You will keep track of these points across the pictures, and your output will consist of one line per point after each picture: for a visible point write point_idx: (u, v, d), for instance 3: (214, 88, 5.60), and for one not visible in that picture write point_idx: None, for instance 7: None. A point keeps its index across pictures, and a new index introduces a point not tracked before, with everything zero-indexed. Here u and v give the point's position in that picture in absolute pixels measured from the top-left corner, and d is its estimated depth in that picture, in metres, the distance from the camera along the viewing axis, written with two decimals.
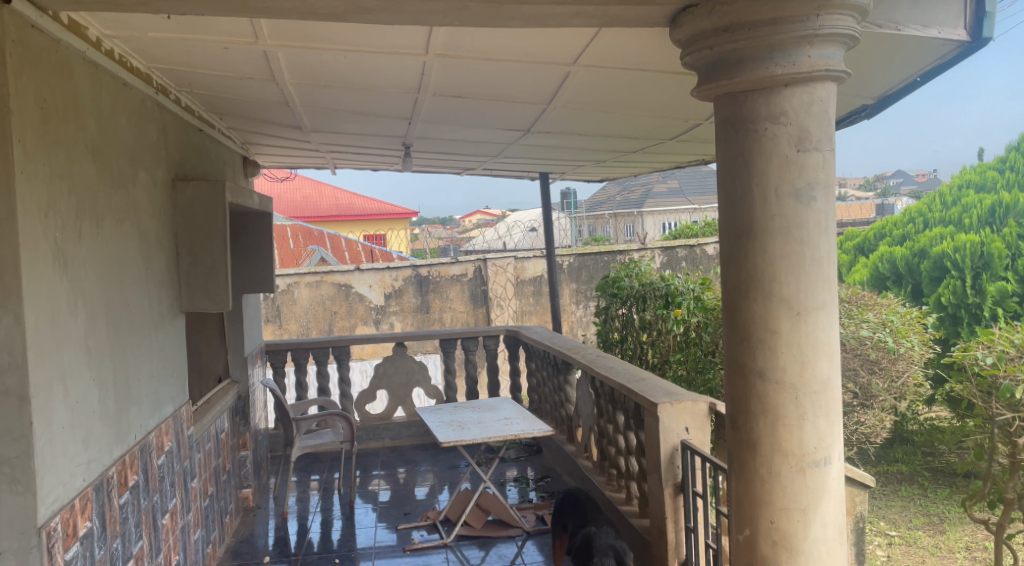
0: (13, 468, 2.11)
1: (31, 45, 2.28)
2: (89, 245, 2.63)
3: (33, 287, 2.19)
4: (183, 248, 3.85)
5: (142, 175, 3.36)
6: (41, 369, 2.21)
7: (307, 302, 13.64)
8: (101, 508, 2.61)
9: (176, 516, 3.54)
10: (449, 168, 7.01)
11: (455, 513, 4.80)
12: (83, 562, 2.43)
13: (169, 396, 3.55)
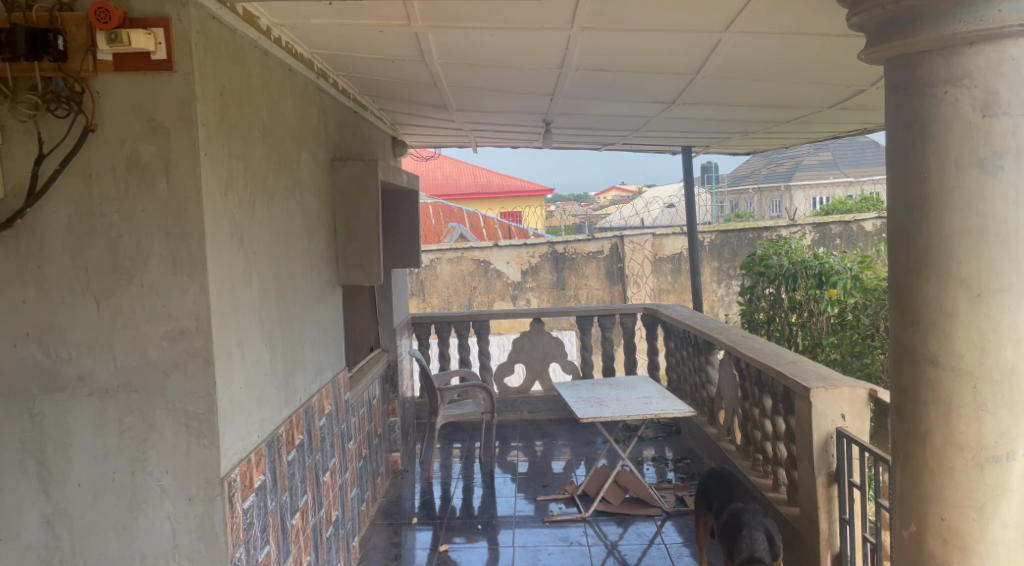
0: (200, 422, 2.33)
1: (213, 36, 2.46)
2: (261, 221, 2.83)
3: (216, 260, 2.38)
4: (340, 223, 4.06)
5: (305, 155, 3.57)
6: (222, 335, 2.41)
7: (448, 277, 14.16)
8: (273, 463, 2.83)
9: (335, 475, 3.79)
10: (589, 144, 6.96)
11: (593, 489, 4.83)
12: (258, 512, 2.65)
13: (329, 362, 3.78)
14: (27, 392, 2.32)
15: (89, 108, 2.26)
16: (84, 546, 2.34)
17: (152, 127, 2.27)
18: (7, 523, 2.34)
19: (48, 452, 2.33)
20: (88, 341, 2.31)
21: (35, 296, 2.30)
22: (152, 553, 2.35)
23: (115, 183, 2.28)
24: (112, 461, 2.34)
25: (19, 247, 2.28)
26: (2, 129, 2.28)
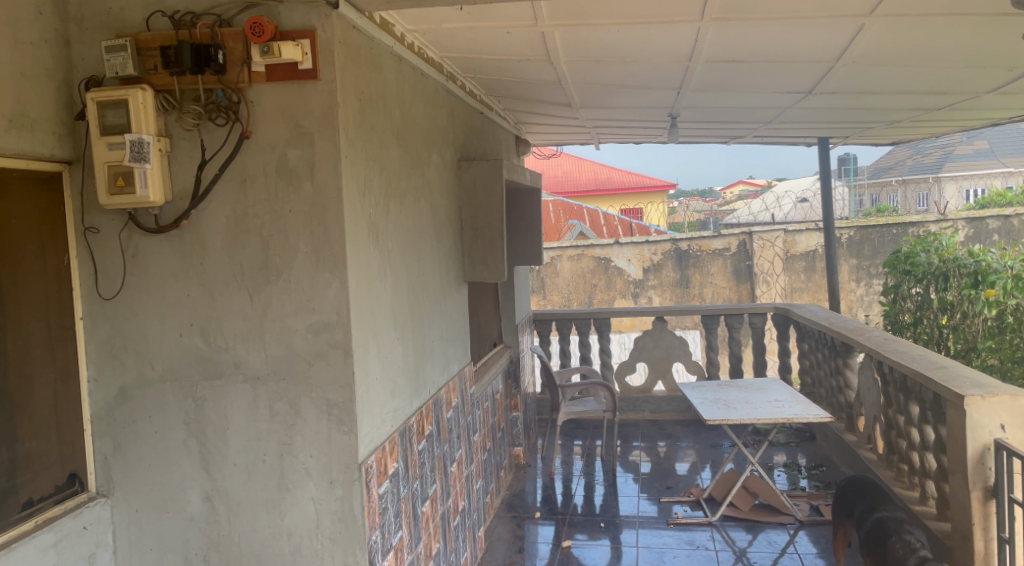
0: (341, 410, 2.46)
1: (353, 45, 2.59)
2: (395, 220, 2.95)
3: (355, 257, 2.51)
4: (466, 222, 4.16)
5: (435, 156, 3.68)
6: (361, 328, 2.53)
7: (569, 274, 14.38)
8: (405, 451, 2.94)
9: (461, 466, 3.89)
10: (717, 138, 6.78)
11: (720, 493, 4.71)
12: (392, 498, 2.77)
13: (456, 356, 3.89)
14: (190, 378, 2.53)
15: (244, 117, 2.43)
16: (239, 521, 2.53)
17: (299, 133, 2.41)
18: (174, 497, 2.56)
19: (207, 433, 2.53)
20: (242, 332, 2.50)
21: (198, 291, 2.50)
22: (298, 531, 2.50)
23: (267, 186, 2.45)
24: (263, 443, 2.51)
25: (184, 246, 2.49)
26: (169, 138, 2.46)
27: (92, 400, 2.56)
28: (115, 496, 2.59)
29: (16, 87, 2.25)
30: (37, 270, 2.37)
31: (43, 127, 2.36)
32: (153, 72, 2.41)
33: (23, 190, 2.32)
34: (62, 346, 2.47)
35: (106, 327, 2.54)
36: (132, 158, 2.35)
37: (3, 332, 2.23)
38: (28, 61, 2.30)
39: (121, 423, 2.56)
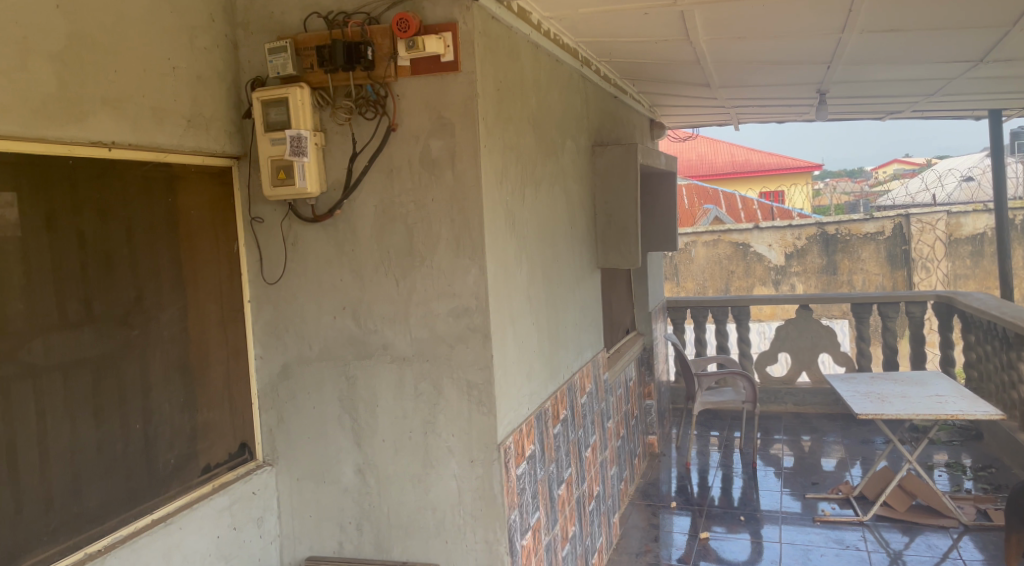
0: (480, 392, 2.54)
1: (492, 35, 2.64)
2: (531, 206, 2.99)
3: (494, 243, 2.57)
4: (599, 208, 4.15)
5: (569, 142, 3.69)
6: (499, 313, 2.60)
7: (704, 261, 14.08)
8: (541, 434, 2.99)
9: (596, 452, 3.90)
10: (869, 114, 6.36)
11: (873, 491, 4.45)
12: (530, 479, 2.83)
13: (589, 342, 3.90)
14: (343, 357, 2.69)
15: (391, 110, 2.54)
16: (387, 493, 2.67)
17: (441, 124, 2.50)
18: (329, 468, 2.74)
19: (359, 410, 2.68)
20: (389, 315, 2.62)
21: (350, 276, 2.65)
22: (442, 506, 2.61)
23: (411, 176, 2.55)
24: (408, 421, 2.63)
25: (337, 234, 2.64)
26: (324, 132, 2.62)
27: (259, 376, 2.78)
28: (279, 465, 2.80)
29: (193, 89, 2.46)
30: (211, 257, 2.59)
31: (216, 125, 2.56)
32: (310, 70, 2.57)
33: (200, 183, 2.54)
34: (233, 326, 2.69)
35: (269, 309, 2.75)
36: (291, 152, 2.51)
37: (185, 313, 2.47)
38: (203, 64, 2.51)
39: (283, 397, 2.77)
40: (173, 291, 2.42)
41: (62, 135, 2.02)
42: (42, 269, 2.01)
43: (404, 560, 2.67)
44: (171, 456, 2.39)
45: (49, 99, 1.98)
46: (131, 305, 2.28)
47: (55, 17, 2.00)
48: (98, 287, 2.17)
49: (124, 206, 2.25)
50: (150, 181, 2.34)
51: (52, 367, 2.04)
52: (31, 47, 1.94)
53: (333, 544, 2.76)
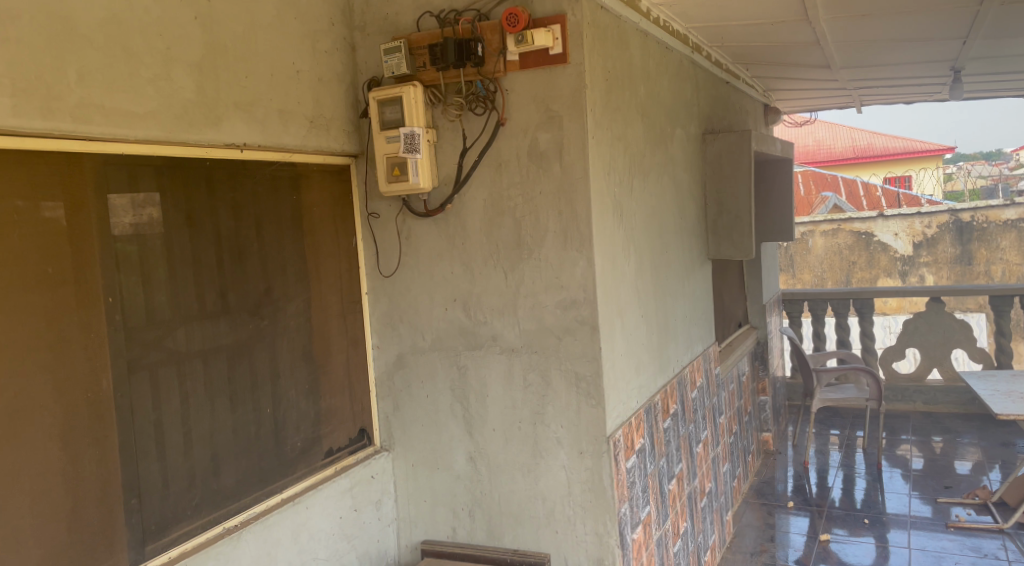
0: (588, 384, 2.54)
1: (601, 25, 2.62)
2: (639, 198, 2.96)
3: (602, 236, 2.57)
4: (710, 198, 4.05)
5: (679, 131, 3.62)
6: (607, 305, 2.59)
7: (823, 251, 13.52)
8: (651, 428, 2.96)
9: (708, 447, 3.82)
10: (1010, 91, 5.90)
11: (1014, 498, 4.14)
12: (640, 473, 2.80)
13: (700, 335, 3.82)
14: (454, 347, 2.76)
15: (500, 104, 2.58)
16: (498, 482, 2.73)
17: (549, 117, 2.51)
18: (442, 455, 2.82)
19: (470, 399, 2.75)
20: (498, 307, 2.66)
21: (461, 268, 2.71)
22: (551, 496, 2.63)
23: (519, 169, 2.58)
24: (518, 411, 2.67)
25: (448, 227, 2.71)
26: (436, 129, 2.68)
27: (376, 365, 2.89)
28: (395, 451, 2.90)
29: (314, 91, 2.58)
30: (332, 251, 2.71)
31: (335, 125, 2.68)
32: (422, 68, 2.64)
33: (320, 181, 2.66)
34: (352, 316, 2.81)
35: (385, 301, 2.85)
36: (405, 149, 2.58)
37: (308, 305, 2.60)
38: (323, 67, 2.63)
39: (399, 386, 2.87)
40: (298, 284, 2.56)
41: (202, 137, 2.16)
42: (185, 262, 2.16)
43: (514, 548, 2.72)
44: (298, 440, 2.53)
45: (190, 104, 2.13)
46: (261, 297, 2.42)
47: (193, 28, 2.15)
48: (232, 280, 2.32)
49: (254, 204, 2.39)
50: (277, 180, 2.48)
51: (195, 354, 2.19)
52: (173, 56, 2.08)
53: (446, 529, 2.84)
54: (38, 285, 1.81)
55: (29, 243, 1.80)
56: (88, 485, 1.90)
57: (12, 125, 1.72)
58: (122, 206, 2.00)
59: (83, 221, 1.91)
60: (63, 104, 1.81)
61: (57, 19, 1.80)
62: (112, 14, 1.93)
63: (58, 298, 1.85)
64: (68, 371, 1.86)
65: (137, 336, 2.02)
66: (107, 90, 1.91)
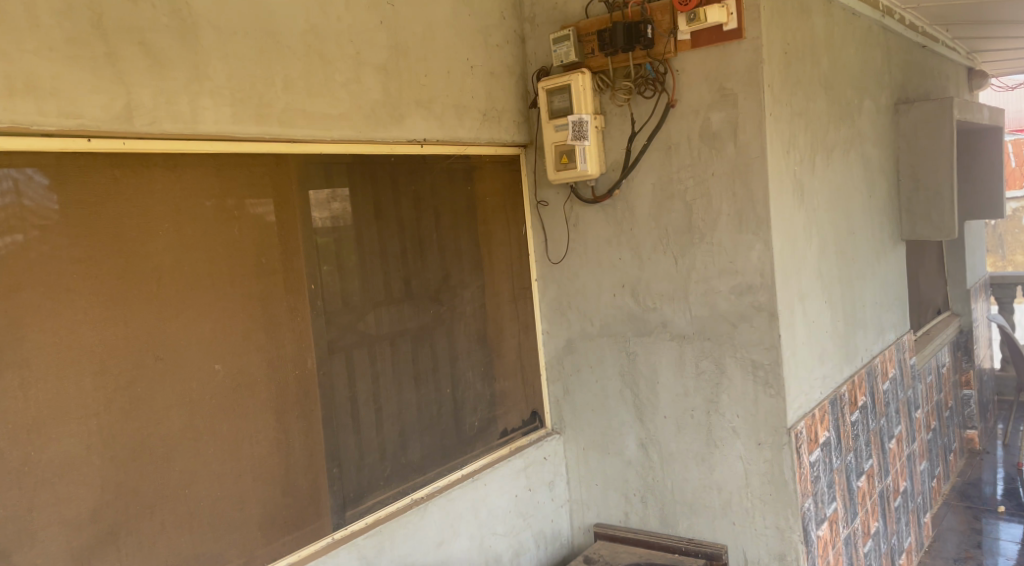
0: (767, 372, 2.44)
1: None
2: (822, 176, 2.79)
3: (781, 218, 2.45)
4: (904, 173, 3.74)
5: (867, 102, 3.37)
6: (787, 290, 2.47)
7: None
8: (836, 421, 2.79)
9: (902, 443, 3.55)
10: None
11: None
12: (824, 467, 2.65)
13: (892, 322, 3.55)
14: (624, 334, 2.74)
15: (671, 86, 2.52)
16: (672, 469, 2.69)
17: (723, 95, 2.42)
18: (614, 440, 2.82)
19: (640, 386, 2.73)
20: (668, 292, 2.62)
21: (629, 254, 2.69)
22: (728, 487, 2.56)
23: (691, 151, 2.51)
24: (690, 399, 2.62)
25: (617, 213, 2.70)
26: (604, 114, 2.68)
27: (547, 349, 2.95)
28: (566, 434, 2.95)
29: (487, 84, 2.66)
30: (503, 239, 2.79)
31: (506, 116, 2.74)
32: (591, 55, 2.63)
33: (492, 172, 2.74)
34: (524, 302, 2.88)
35: (555, 287, 2.90)
36: (573, 137, 2.59)
37: (482, 291, 2.69)
38: (495, 60, 2.70)
39: (569, 370, 2.90)
40: (473, 271, 2.66)
41: (386, 135, 2.30)
42: (373, 252, 2.31)
43: (690, 537, 2.67)
44: (475, 419, 2.64)
45: (376, 104, 2.27)
46: (440, 284, 2.54)
47: (379, 32, 2.28)
48: (414, 268, 2.45)
49: (431, 195, 2.51)
50: (453, 172, 2.59)
51: (383, 336, 2.33)
52: (362, 60, 2.23)
53: (618, 514, 2.84)
54: (253, 273, 2.00)
55: (246, 236, 1.99)
56: (296, 454, 2.08)
57: (232, 131, 1.90)
58: (319, 201, 2.17)
59: (289, 215, 2.09)
60: (271, 110, 1.99)
61: (266, 33, 1.98)
62: (310, 25, 2.09)
63: (270, 285, 2.03)
64: (279, 351, 2.05)
65: (335, 320, 2.19)
66: (308, 95, 2.08)
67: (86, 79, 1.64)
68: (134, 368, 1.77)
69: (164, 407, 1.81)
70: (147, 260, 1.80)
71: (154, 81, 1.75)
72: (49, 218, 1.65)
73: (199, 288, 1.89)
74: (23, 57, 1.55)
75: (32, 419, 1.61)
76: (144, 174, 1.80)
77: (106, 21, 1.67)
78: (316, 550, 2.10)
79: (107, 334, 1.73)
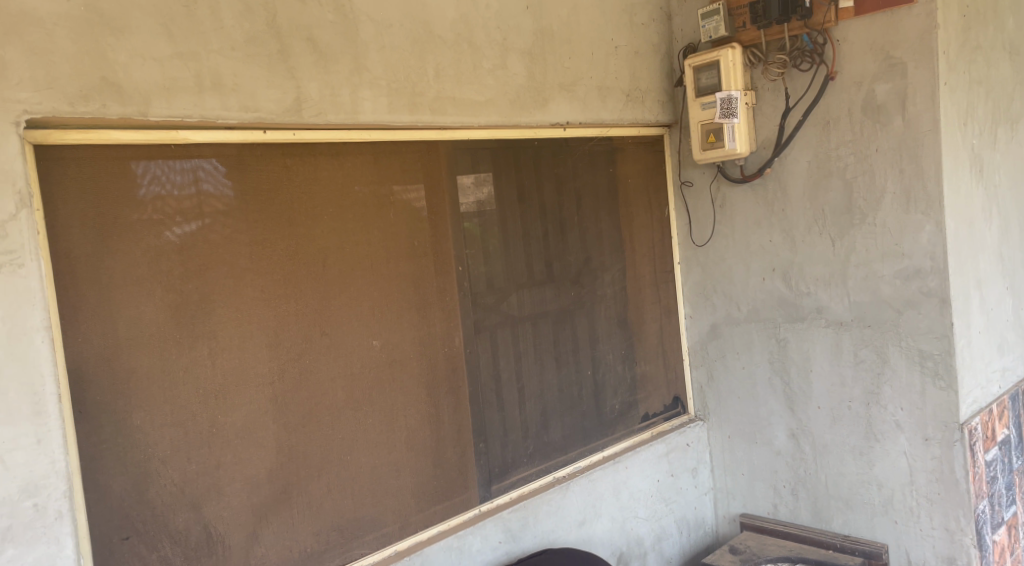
0: (936, 363, 2.27)
1: None
2: (1004, 151, 2.55)
3: (956, 196, 2.26)
4: None
5: None
6: (962, 274, 2.28)
7: None
8: (1017, 418, 2.56)
9: None
10: None
11: None
12: (1003, 468, 2.44)
13: None
14: (774, 319, 2.63)
15: (830, 57, 2.38)
16: (826, 462, 2.57)
17: (891, 65, 2.26)
18: (762, 430, 2.73)
19: (792, 374, 2.61)
20: (824, 277, 2.49)
21: (780, 236, 2.58)
22: (890, 483, 2.42)
23: (852, 126, 2.37)
24: (848, 389, 2.48)
25: (768, 193, 2.59)
26: (755, 91, 2.57)
27: (690, 334, 2.88)
28: (710, 421, 2.88)
29: (632, 64, 2.62)
30: (645, 222, 2.75)
31: (651, 96, 2.69)
32: (742, 29, 2.52)
33: (635, 153, 2.71)
34: (666, 286, 2.83)
35: (699, 270, 2.82)
36: (722, 115, 2.50)
37: (624, 274, 2.67)
38: (640, 40, 2.65)
39: (714, 356, 2.83)
40: (615, 254, 2.64)
41: (531, 119, 2.32)
42: (517, 235, 2.35)
43: (846, 534, 2.54)
44: (616, 402, 2.64)
45: (522, 89, 2.29)
46: (582, 267, 2.54)
47: (525, 17, 2.30)
48: (556, 250, 2.47)
49: (573, 178, 2.52)
50: (594, 154, 2.58)
51: (526, 318, 2.37)
52: (509, 45, 2.26)
53: (767, 505, 2.75)
54: (406, 255, 2.08)
55: (399, 219, 2.07)
56: (446, 429, 2.17)
57: (388, 120, 1.98)
58: (466, 185, 2.23)
59: (438, 199, 2.16)
60: (424, 98, 2.06)
61: (419, 23, 2.04)
62: (460, 14, 2.14)
63: (421, 266, 2.12)
64: (430, 330, 2.13)
65: (480, 301, 2.25)
66: (458, 83, 2.13)
67: (261, 75, 1.76)
68: (303, 343, 1.89)
69: (328, 380, 1.93)
70: (313, 243, 1.91)
71: (320, 74, 1.86)
72: (229, 203, 1.79)
73: (359, 269, 1.99)
74: (210, 57, 1.68)
75: (218, 386, 1.76)
76: (310, 162, 1.92)
77: (279, 20, 1.78)
78: (464, 521, 2.19)
79: (280, 310, 1.86)
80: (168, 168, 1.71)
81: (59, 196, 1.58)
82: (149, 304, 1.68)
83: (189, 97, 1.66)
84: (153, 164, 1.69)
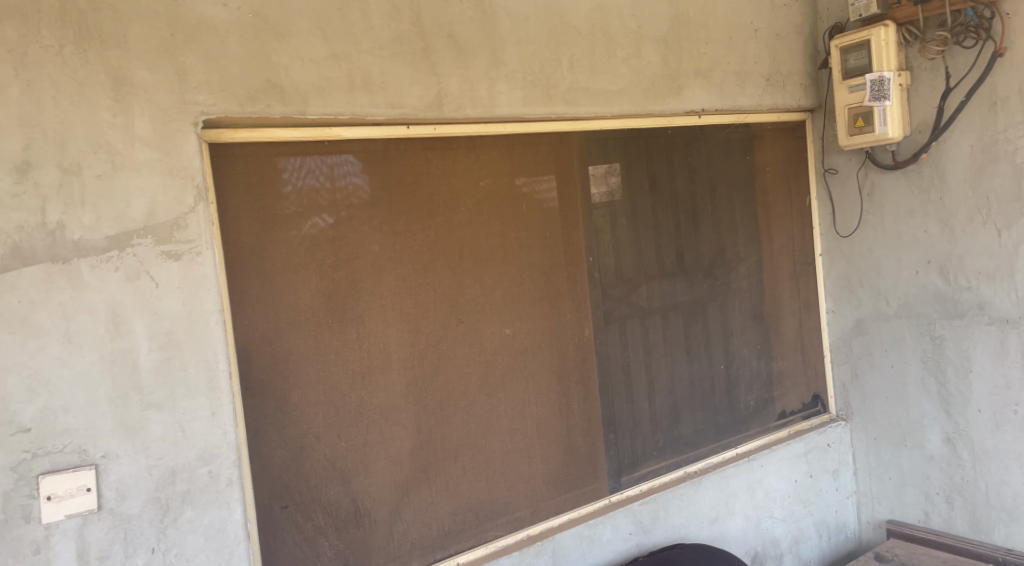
0: None
1: None
2: None
3: None
4: None
5: None
6: None
7: None
8: None
9: None
10: None
11: None
12: None
13: None
14: (927, 315, 2.47)
15: (998, 33, 2.20)
16: (986, 469, 2.39)
17: None
18: (912, 433, 2.57)
19: (947, 374, 2.44)
20: (987, 270, 2.31)
21: (937, 227, 2.41)
22: None
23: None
24: (1014, 392, 2.29)
25: (923, 180, 2.43)
26: (910, 71, 2.41)
27: (832, 329, 2.75)
28: (853, 422, 2.74)
29: (772, 47, 2.52)
30: (784, 211, 2.65)
31: (792, 80, 2.58)
32: (896, 5, 2.35)
33: (774, 139, 2.62)
34: (806, 278, 2.72)
35: (842, 262, 2.69)
36: (872, 98, 2.36)
37: (761, 265, 2.59)
38: (782, 21, 2.55)
39: (858, 352, 2.68)
40: (750, 245, 2.56)
41: (666, 107, 2.28)
42: (648, 225, 2.33)
43: (1008, 548, 2.35)
44: (751, 398, 2.56)
45: (657, 77, 2.26)
46: (716, 258, 2.48)
47: (661, 4, 2.27)
48: (690, 241, 2.42)
49: (708, 167, 2.46)
50: (730, 142, 2.51)
51: (657, 309, 2.35)
52: (644, 33, 2.23)
53: (916, 512, 2.59)
54: (540, 245, 2.11)
55: (533, 211, 2.10)
56: (578, 418, 2.18)
57: (523, 112, 2.01)
58: (598, 175, 2.23)
59: (571, 190, 2.17)
60: (559, 90, 2.07)
61: (555, 15, 2.06)
62: (596, 4, 2.14)
63: (554, 257, 2.14)
64: (562, 320, 2.15)
65: (612, 292, 2.25)
66: (593, 74, 2.13)
67: (406, 72, 1.83)
68: (441, 330, 1.96)
69: (464, 366, 2.00)
70: (451, 233, 1.98)
71: (460, 70, 1.91)
72: (375, 195, 1.88)
73: (494, 259, 2.04)
74: (361, 56, 1.77)
75: (364, 368, 1.86)
76: (449, 155, 1.98)
77: (422, 18, 1.85)
78: (595, 509, 2.20)
79: (420, 298, 1.94)
80: (322, 163, 1.82)
81: (228, 189, 1.72)
82: (304, 290, 1.79)
83: (341, 95, 1.75)
84: (308, 159, 1.81)
